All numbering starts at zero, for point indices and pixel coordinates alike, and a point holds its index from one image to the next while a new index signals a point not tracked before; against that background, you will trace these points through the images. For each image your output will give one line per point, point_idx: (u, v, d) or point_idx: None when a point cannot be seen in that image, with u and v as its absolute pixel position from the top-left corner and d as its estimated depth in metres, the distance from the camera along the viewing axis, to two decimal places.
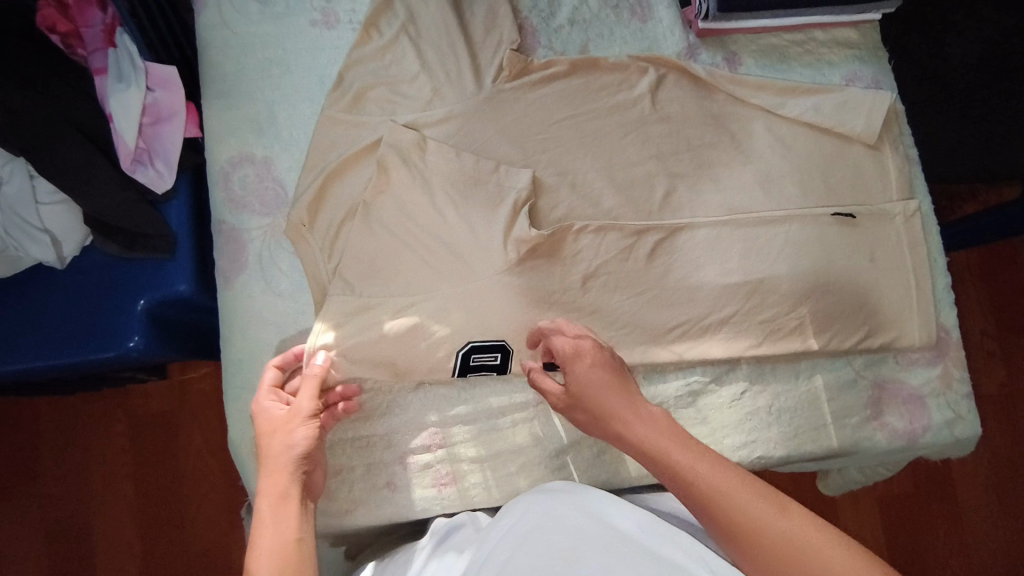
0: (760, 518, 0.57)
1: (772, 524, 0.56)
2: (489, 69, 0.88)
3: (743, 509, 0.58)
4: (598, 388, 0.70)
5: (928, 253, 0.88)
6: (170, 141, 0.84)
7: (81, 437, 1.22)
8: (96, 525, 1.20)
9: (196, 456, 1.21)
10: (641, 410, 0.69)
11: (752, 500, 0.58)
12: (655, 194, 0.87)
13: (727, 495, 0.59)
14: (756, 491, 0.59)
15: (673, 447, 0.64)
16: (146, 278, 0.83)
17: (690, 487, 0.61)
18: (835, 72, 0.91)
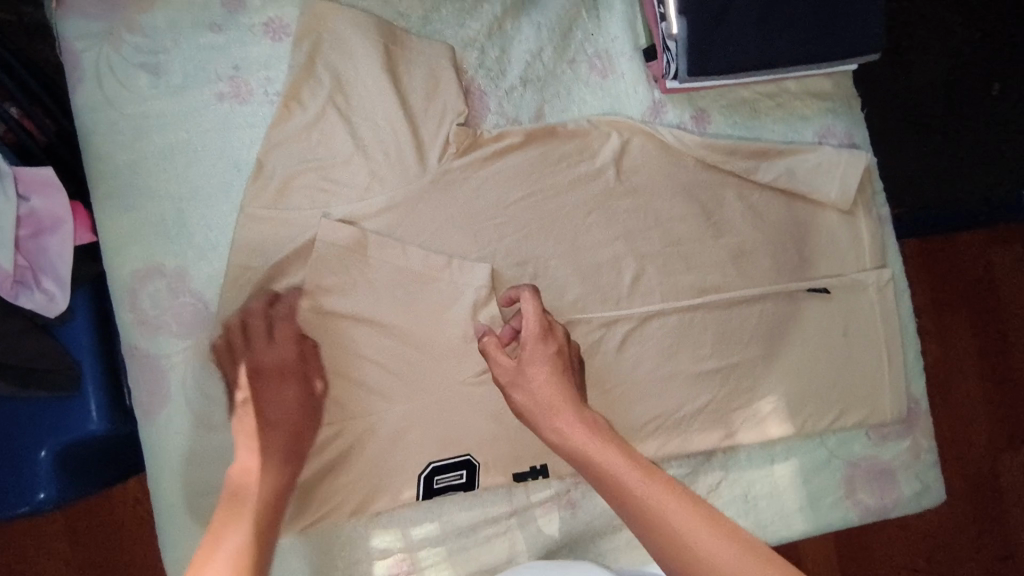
0: (683, 526, 0.53)
1: (693, 534, 0.52)
2: (434, 144, 0.76)
3: (656, 506, 0.54)
4: (542, 380, 0.65)
5: (900, 321, 0.85)
6: (58, 255, 0.71)
7: None
8: None
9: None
10: (582, 414, 0.64)
11: (670, 500, 0.55)
12: (624, 280, 0.80)
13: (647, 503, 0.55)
14: (680, 497, 0.55)
15: (597, 451, 0.60)
16: (51, 418, 0.73)
17: (642, 515, 0.55)
18: (809, 127, 0.84)
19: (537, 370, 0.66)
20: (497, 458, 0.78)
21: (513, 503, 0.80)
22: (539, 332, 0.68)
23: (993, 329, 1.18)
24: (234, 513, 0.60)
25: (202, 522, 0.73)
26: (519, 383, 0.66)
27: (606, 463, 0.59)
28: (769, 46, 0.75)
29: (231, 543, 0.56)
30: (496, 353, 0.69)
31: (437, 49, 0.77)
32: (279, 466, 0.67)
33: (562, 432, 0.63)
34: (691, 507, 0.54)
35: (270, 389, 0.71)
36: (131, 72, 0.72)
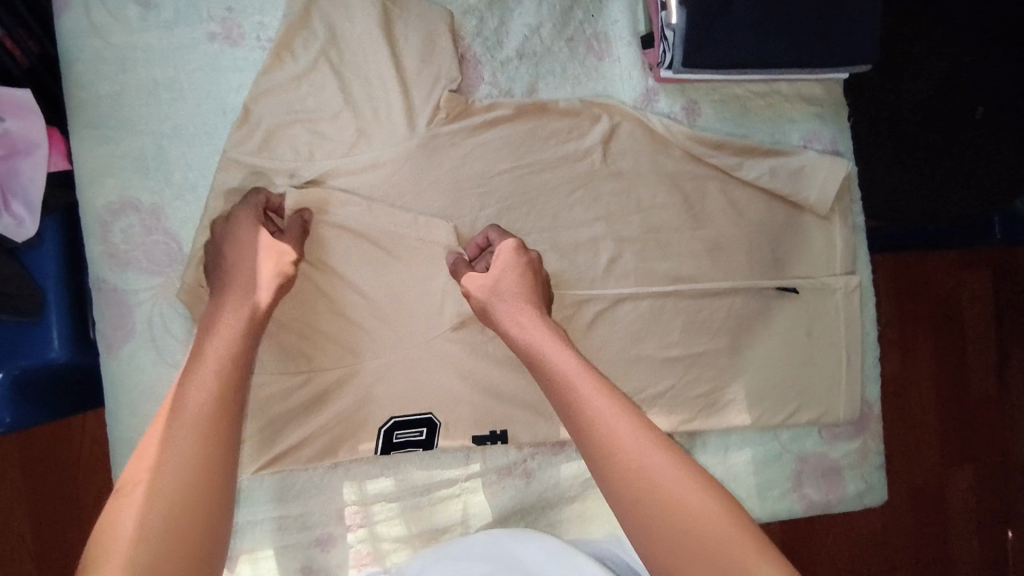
0: (616, 431, 0.53)
1: (636, 450, 0.51)
2: (424, 108, 0.76)
3: (604, 421, 0.53)
4: (506, 278, 0.67)
5: (862, 327, 0.87)
6: (30, 179, 0.69)
7: None
8: None
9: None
10: (543, 319, 0.65)
11: (622, 413, 0.54)
12: (600, 261, 0.81)
13: (596, 413, 0.54)
14: (623, 410, 0.54)
15: (567, 364, 0.59)
16: (11, 343, 0.71)
17: (579, 427, 0.55)
18: (795, 130, 0.86)
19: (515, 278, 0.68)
20: (459, 421, 0.78)
21: (470, 468, 0.80)
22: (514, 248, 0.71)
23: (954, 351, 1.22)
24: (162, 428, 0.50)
25: None
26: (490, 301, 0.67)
27: (567, 377, 0.58)
28: (765, 45, 0.76)
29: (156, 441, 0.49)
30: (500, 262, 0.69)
31: (436, 13, 0.77)
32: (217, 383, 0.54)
33: (535, 348, 0.62)
34: (637, 421, 0.53)
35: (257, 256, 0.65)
36: (120, 3, 0.71)
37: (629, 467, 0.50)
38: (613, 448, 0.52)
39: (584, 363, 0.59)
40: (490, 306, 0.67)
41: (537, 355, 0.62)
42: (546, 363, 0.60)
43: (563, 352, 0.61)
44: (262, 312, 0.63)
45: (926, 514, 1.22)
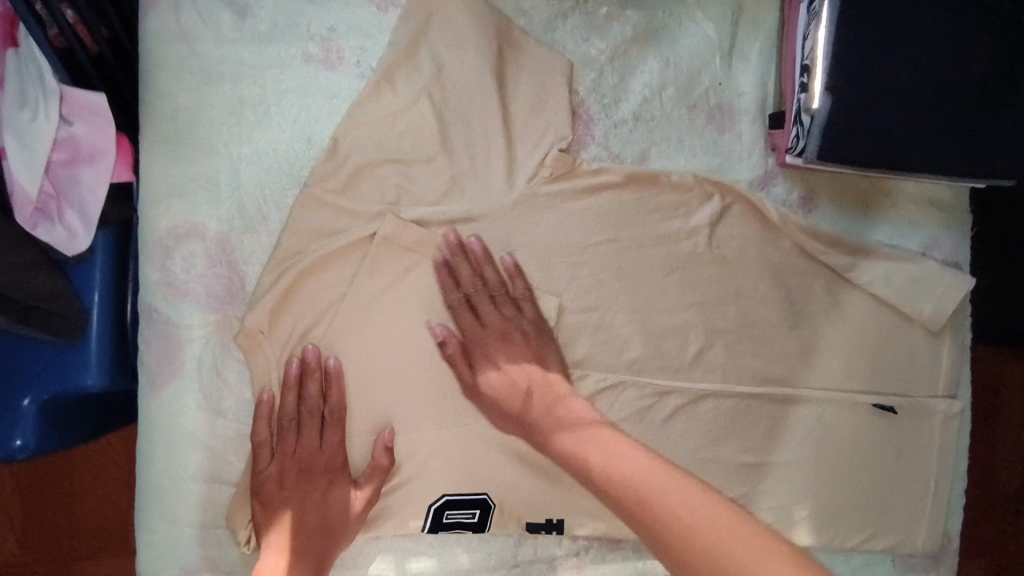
0: (618, 469, 0.57)
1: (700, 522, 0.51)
2: (526, 164, 0.69)
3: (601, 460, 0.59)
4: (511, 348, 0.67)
5: (956, 456, 0.80)
6: (90, 190, 0.63)
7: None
8: None
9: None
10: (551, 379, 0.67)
11: (682, 497, 0.53)
12: (688, 350, 0.74)
13: (657, 488, 0.55)
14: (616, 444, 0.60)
15: (644, 471, 0.56)
16: (43, 365, 0.65)
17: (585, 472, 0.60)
18: (915, 235, 0.78)
19: (513, 375, 0.66)
20: (514, 505, 0.72)
21: (518, 556, 0.73)
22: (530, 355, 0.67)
23: None
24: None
25: (186, 510, 0.66)
26: (524, 376, 0.66)
27: (635, 474, 0.56)
28: (910, 147, 0.69)
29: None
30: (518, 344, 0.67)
31: (555, 61, 0.70)
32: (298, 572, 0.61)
33: (602, 459, 0.59)
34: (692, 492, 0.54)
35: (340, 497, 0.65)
36: (217, 13, 0.66)
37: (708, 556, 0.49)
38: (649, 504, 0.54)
39: (641, 451, 0.59)
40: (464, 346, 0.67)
41: (607, 456, 0.59)
42: (610, 464, 0.58)
43: (555, 388, 0.66)
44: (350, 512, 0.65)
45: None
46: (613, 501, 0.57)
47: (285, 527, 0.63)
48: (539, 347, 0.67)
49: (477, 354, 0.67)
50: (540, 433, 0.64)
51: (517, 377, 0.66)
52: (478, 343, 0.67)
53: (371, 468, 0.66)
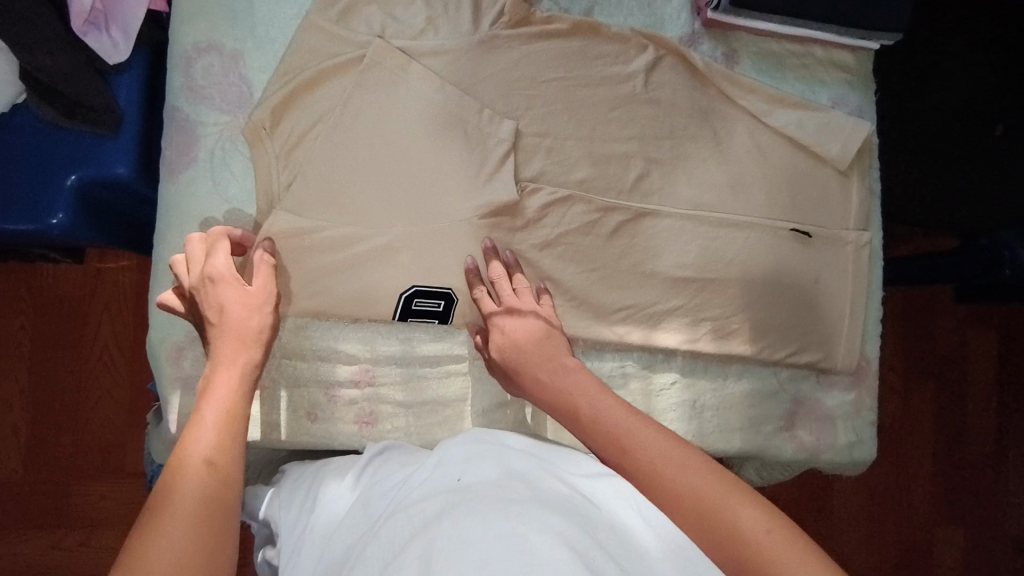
0: (612, 419, 0.64)
1: (680, 475, 0.56)
2: (489, 11, 0.85)
3: (595, 411, 0.65)
4: (513, 329, 0.77)
5: (868, 283, 0.91)
6: (132, 10, 0.77)
7: (39, 359, 1.19)
8: (39, 437, 1.18)
9: (102, 351, 1.20)
10: (528, 324, 0.77)
11: (664, 446, 0.59)
12: (629, 175, 0.87)
13: (642, 444, 0.60)
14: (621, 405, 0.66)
15: (631, 426, 0.62)
16: (81, 153, 0.78)
17: (585, 426, 0.65)
18: (825, 92, 0.93)
19: (535, 345, 0.75)
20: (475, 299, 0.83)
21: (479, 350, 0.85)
22: (552, 342, 0.75)
23: (954, 360, 1.36)
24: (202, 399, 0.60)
25: None
26: (525, 345, 0.75)
27: (602, 413, 0.65)
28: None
29: (215, 431, 0.57)
30: (525, 331, 0.76)
31: None
32: (236, 348, 0.66)
33: (590, 406, 0.66)
34: (681, 445, 0.59)
35: (235, 291, 0.69)
36: None
37: (644, 461, 0.58)
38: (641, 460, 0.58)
39: (597, 386, 0.70)
40: (494, 320, 0.78)
41: (570, 404, 0.68)
42: (599, 417, 0.65)
43: (578, 373, 0.72)
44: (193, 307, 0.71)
45: (819, 510, 1.33)
46: (610, 448, 0.62)
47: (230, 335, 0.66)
48: (547, 321, 0.78)
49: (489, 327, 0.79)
50: (561, 395, 0.70)
51: (535, 370, 0.73)
52: (496, 316, 0.78)
53: (207, 280, 0.69)
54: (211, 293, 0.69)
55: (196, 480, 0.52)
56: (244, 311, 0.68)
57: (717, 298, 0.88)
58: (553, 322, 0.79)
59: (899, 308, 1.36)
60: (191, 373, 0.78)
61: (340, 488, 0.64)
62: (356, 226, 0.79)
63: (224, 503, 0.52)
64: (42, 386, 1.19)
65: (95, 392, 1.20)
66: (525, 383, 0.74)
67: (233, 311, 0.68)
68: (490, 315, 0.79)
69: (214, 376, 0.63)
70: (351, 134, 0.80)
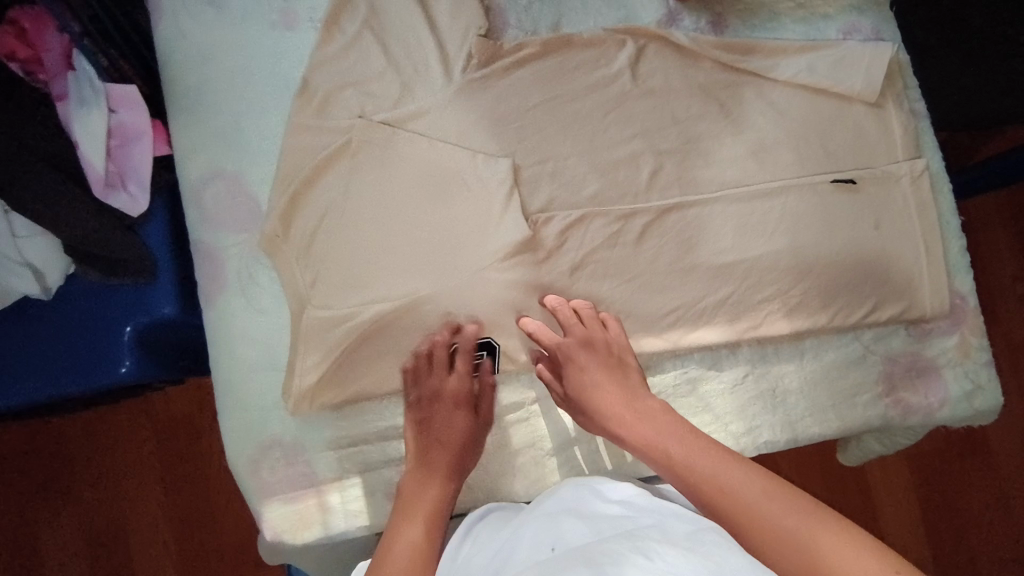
0: (698, 461, 0.62)
1: (773, 515, 0.54)
2: (458, 58, 0.84)
3: (686, 454, 0.63)
4: (587, 368, 0.74)
5: (939, 214, 0.82)
6: (140, 161, 0.84)
7: (167, 481, 1.24)
8: (186, 553, 1.23)
9: (217, 459, 1.25)
10: (597, 356, 0.75)
11: (770, 501, 0.56)
12: (641, 175, 0.83)
13: (747, 499, 0.56)
14: (701, 442, 0.64)
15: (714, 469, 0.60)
16: (131, 304, 0.84)
17: (674, 467, 0.63)
18: (831, 26, 0.85)
19: (602, 377, 0.73)
20: (519, 344, 0.82)
21: (534, 391, 0.84)
22: (624, 382, 0.73)
23: None
24: (405, 514, 0.66)
25: (252, 396, 0.82)
26: (597, 380, 0.73)
27: (693, 459, 0.62)
28: None
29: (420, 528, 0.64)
30: (599, 366, 0.74)
31: None
32: (444, 474, 0.72)
33: (684, 455, 0.63)
34: (791, 498, 0.55)
35: (457, 418, 0.76)
36: (201, 8, 0.85)
37: (751, 513, 0.55)
38: (732, 503, 0.57)
39: (676, 425, 0.67)
40: (561, 359, 0.76)
41: (655, 446, 0.66)
42: (687, 462, 0.62)
43: (651, 405, 0.70)
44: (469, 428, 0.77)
45: (968, 458, 1.23)
46: (702, 494, 0.59)
47: (438, 458, 0.73)
48: (619, 355, 0.75)
49: (561, 362, 0.76)
50: (646, 438, 0.67)
51: (608, 405, 0.72)
52: (564, 351, 0.76)
53: (427, 398, 0.77)
54: (438, 420, 0.76)
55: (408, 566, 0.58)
56: (461, 445, 0.75)
57: (771, 276, 0.81)
58: (627, 349, 0.76)
59: (982, 226, 1.27)
60: (272, 480, 0.82)
61: (447, 549, 0.69)
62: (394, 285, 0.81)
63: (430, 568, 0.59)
64: (174, 500, 1.24)
65: (225, 495, 1.24)
66: (602, 424, 0.72)
67: (454, 438, 0.75)
68: (557, 352, 0.76)
69: (420, 495, 0.69)
70: (359, 217, 0.81)
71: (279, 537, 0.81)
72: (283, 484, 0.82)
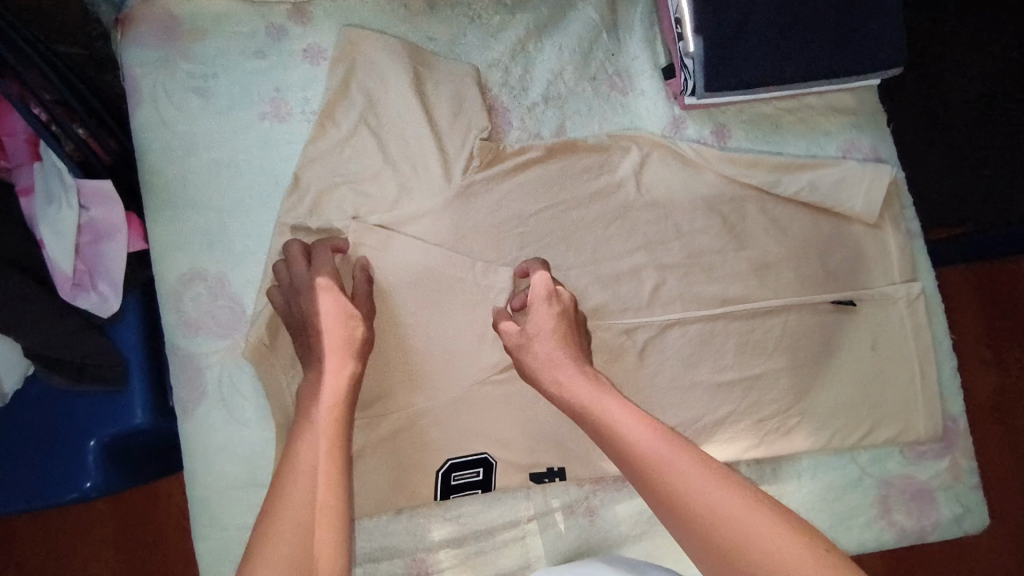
0: (636, 439, 0.60)
1: (735, 521, 0.52)
2: (458, 158, 0.80)
3: (628, 437, 0.61)
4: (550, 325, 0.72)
5: (933, 336, 0.83)
6: (113, 259, 0.77)
7: None
8: None
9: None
10: (563, 338, 0.71)
11: (730, 499, 0.54)
12: (644, 289, 0.81)
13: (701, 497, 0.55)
14: (651, 424, 0.62)
15: (690, 472, 0.56)
16: (98, 414, 0.78)
17: (614, 445, 0.62)
18: (832, 143, 0.85)
19: (557, 342, 0.71)
20: (514, 460, 0.80)
21: (531, 507, 0.80)
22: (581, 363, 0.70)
23: None
24: (308, 425, 0.63)
25: (228, 515, 0.77)
26: (561, 338, 0.71)
27: (636, 441, 0.60)
28: (785, 58, 0.77)
29: (322, 434, 0.62)
30: (558, 330, 0.72)
31: (463, 70, 0.82)
32: (338, 360, 0.68)
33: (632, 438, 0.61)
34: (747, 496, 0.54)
35: (330, 304, 0.71)
36: (184, 95, 0.79)
37: (697, 510, 0.54)
38: (685, 500, 0.55)
39: (625, 405, 0.64)
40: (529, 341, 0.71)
41: (597, 427, 0.63)
42: (630, 441, 0.61)
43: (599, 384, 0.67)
44: (345, 312, 0.72)
45: None
46: (651, 487, 0.57)
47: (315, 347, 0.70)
48: (574, 324, 0.73)
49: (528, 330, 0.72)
50: (590, 420, 0.64)
51: (566, 377, 0.68)
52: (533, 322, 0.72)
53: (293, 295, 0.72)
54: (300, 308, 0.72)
55: (298, 538, 0.54)
56: (339, 347, 0.69)
57: (770, 397, 0.80)
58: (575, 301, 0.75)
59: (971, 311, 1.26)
60: None
61: None
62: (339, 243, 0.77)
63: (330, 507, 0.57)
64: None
65: None
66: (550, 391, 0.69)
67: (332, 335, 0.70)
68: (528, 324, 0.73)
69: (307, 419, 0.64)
70: None
71: None
72: None
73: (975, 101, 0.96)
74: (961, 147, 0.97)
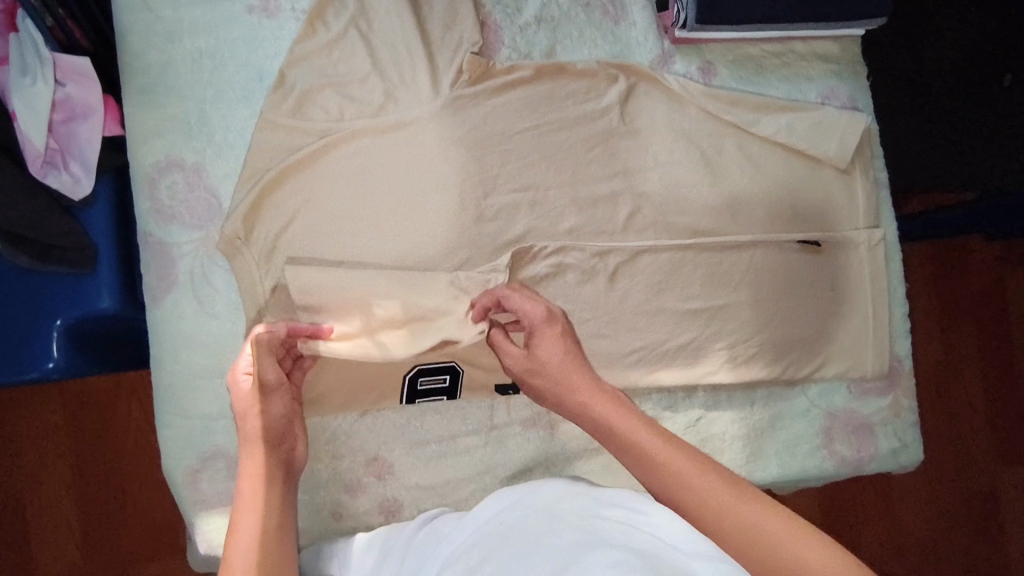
0: (610, 415, 0.59)
1: (709, 489, 0.49)
2: (447, 72, 0.80)
3: (600, 415, 0.60)
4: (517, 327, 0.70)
5: (888, 280, 0.87)
6: (87, 141, 0.76)
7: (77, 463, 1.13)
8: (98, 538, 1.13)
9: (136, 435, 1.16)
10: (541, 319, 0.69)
11: (701, 472, 0.51)
12: (619, 215, 0.83)
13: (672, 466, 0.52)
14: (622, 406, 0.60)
15: (654, 442, 0.54)
16: (64, 295, 0.78)
17: (590, 424, 0.60)
18: (812, 88, 0.87)
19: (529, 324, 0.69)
20: (482, 372, 0.81)
21: (494, 418, 0.83)
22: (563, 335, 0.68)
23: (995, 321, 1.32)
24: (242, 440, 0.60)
25: (195, 404, 0.77)
26: (529, 341, 0.69)
27: (606, 416, 0.59)
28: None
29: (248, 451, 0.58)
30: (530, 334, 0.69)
31: None
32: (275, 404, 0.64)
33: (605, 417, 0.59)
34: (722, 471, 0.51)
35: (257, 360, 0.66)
36: None
37: (670, 475, 0.52)
38: (658, 468, 0.53)
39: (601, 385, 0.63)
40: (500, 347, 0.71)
41: (576, 410, 0.62)
42: (606, 420, 0.59)
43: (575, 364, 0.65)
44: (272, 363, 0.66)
45: None
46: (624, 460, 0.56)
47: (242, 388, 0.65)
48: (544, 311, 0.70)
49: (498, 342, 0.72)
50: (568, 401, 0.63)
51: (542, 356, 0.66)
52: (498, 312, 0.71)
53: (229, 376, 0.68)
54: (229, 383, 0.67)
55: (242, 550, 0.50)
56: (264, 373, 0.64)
57: (732, 328, 0.84)
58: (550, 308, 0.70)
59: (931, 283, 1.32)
60: (211, 493, 0.77)
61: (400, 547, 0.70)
62: (296, 231, 0.75)
63: (276, 501, 0.55)
64: (84, 478, 1.14)
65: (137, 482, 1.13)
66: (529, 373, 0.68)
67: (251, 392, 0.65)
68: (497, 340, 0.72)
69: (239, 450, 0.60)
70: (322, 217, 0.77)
71: (214, 552, 0.77)
72: (223, 497, 0.77)
73: (959, 56, 0.95)
74: (935, 103, 0.97)
